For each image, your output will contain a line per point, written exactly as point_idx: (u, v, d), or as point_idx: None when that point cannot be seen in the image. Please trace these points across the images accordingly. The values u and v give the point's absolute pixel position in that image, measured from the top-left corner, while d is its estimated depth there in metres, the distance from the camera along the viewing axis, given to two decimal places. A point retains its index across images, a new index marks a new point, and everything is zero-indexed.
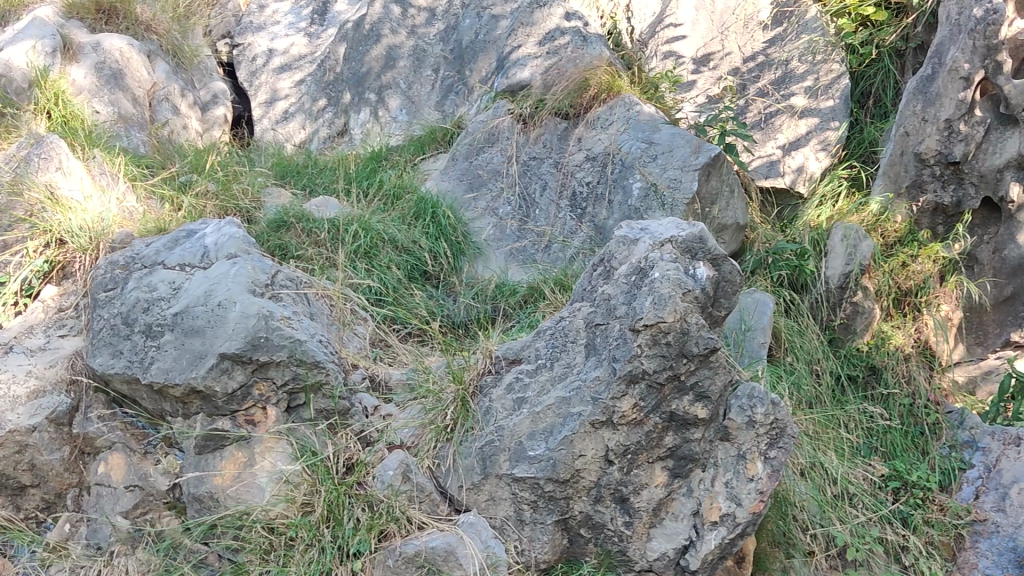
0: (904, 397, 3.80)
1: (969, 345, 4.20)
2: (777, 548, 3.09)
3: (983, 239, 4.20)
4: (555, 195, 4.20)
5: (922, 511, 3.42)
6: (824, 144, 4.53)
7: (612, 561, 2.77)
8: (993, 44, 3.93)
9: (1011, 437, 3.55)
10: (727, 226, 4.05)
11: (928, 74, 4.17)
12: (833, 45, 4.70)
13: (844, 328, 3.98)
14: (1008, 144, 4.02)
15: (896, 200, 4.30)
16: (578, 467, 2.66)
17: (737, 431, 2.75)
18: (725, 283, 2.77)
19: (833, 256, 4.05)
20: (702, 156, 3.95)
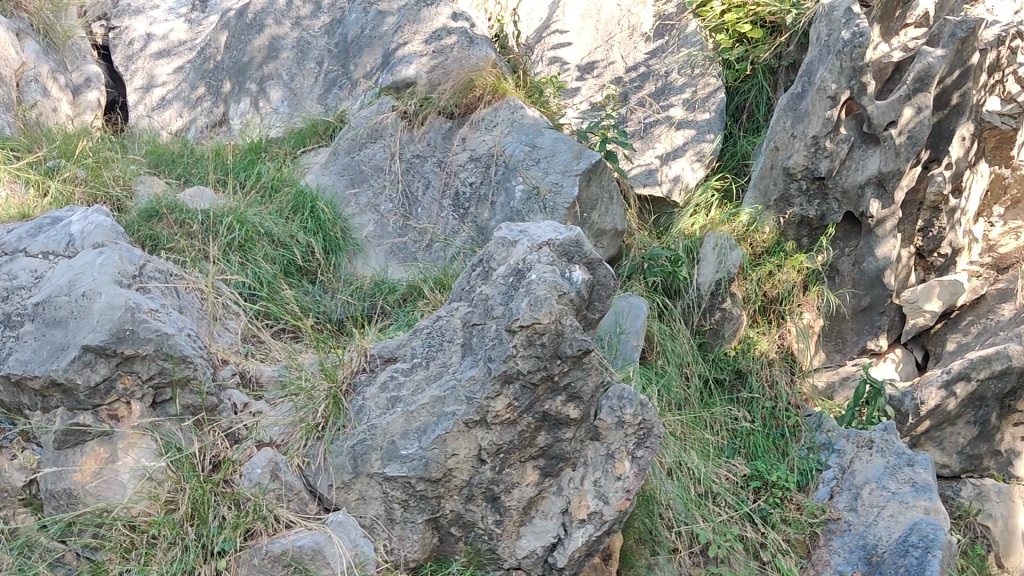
0: (766, 400, 3.96)
1: (829, 352, 4.48)
2: (643, 545, 3.20)
3: (844, 251, 4.45)
4: (437, 193, 4.21)
5: (781, 510, 3.51)
6: (699, 155, 4.67)
7: (481, 560, 2.79)
8: (858, 66, 4.14)
9: (864, 440, 3.66)
10: (606, 230, 4.11)
11: (799, 92, 4.34)
12: (711, 59, 4.88)
13: (714, 334, 4.12)
14: (870, 162, 4.22)
15: (765, 211, 4.47)
16: (450, 466, 2.67)
17: (607, 430, 2.81)
18: (600, 287, 2.84)
19: (704, 263, 4.18)
20: (583, 162, 4.02)
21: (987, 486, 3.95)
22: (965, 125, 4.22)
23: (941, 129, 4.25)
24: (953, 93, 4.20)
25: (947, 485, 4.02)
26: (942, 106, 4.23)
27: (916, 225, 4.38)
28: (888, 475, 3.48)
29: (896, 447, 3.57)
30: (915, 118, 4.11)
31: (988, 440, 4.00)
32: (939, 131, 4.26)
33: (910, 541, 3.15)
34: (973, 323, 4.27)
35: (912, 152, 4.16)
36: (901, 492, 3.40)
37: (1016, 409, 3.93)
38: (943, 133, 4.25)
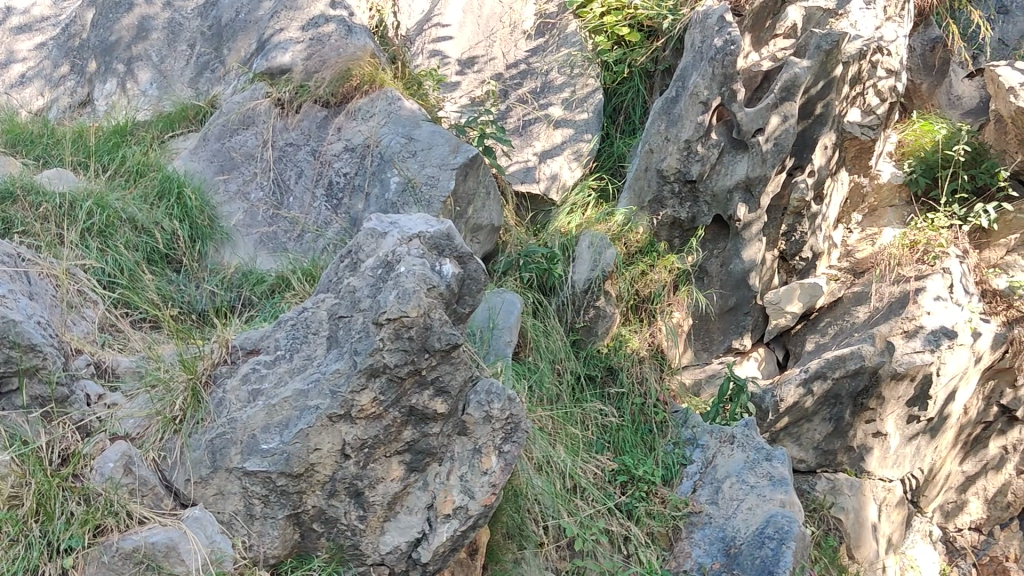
0: (636, 396, 4.01)
1: (697, 350, 4.58)
2: (510, 540, 3.20)
3: (713, 253, 4.56)
4: (310, 182, 4.14)
5: (646, 504, 3.56)
6: (577, 154, 4.72)
7: (344, 556, 2.73)
8: (729, 73, 4.24)
9: (726, 435, 3.75)
10: (482, 226, 4.11)
11: (673, 96, 4.42)
12: (590, 60, 4.95)
13: (588, 331, 4.14)
14: (739, 167, 4.34)
15: (640, 212, 4.53)
16: (313, 461, 2.59)
17: (474, 426, 2.80)
18: (470, 281, 2.80)
19: (579, 262, 4.23)
20: (460, 156, 4.00)
21: (840, 481, 4.12)
22: (827, 134, 4.42)
23: (805, 138, 4.42)
24: (817, 104, 4.38)
25: (803, 480, 4.18)
26: (806, 115, 4.40)
27: (781, 230, 4.52)
28: (748, 469, 3.56)
29: (755, 442, 3.65)
30: (782, 126, 4.26)
31: (843, 436, 4.16)
32: (803, 141, 4.42)
33: (766, 533, 3.22)
34: (830, 324, 4.44)
35: (778, 159, 4.29)
36: (760, 486, 3.48)
37: (868, 407, 4.09)
38: (807, 142, 4.42)
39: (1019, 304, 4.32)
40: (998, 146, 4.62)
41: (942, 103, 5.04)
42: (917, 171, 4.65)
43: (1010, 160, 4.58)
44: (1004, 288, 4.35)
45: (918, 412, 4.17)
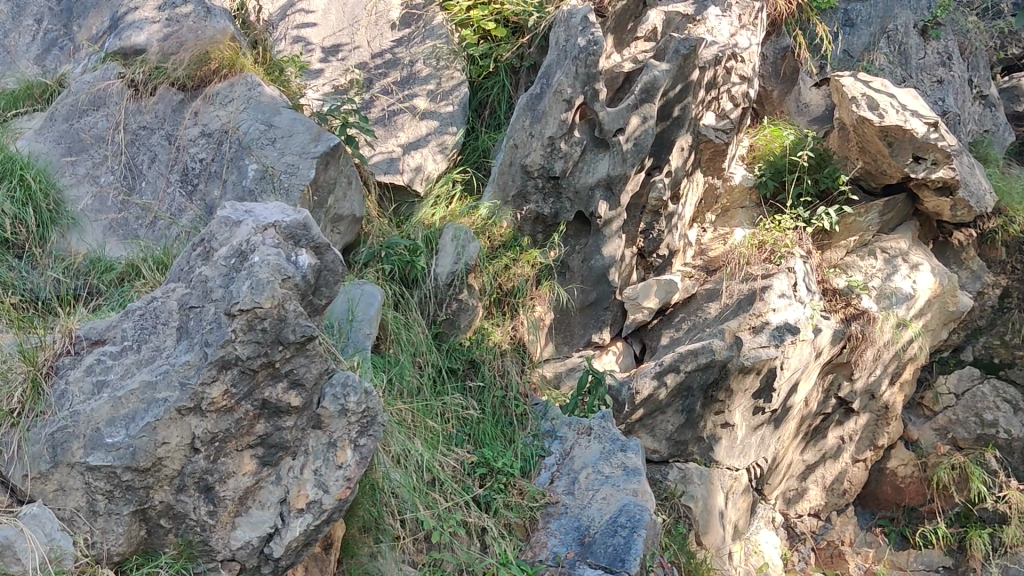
0: (497, 389, 4.00)
1: (558, 344, 4.56)
2: (367, 534, 3.13)
3: (575, 249, 4.59)
4: (165, 168, 4.02)
5: (504, 495, 3.53)
6: (442, 147, 4.73)
7: (193, 552, 2.64)
8: (591, 72, 4.32)
9: (584, 427, 3.80)
10: (342, 216, 4.06)
11: (537, 92, 4.46)
12: (455, 53, 4.96)
13: (450, 324, 4.11)
14: (600, 165, 4.43)
15: (503, 207, 4.52)
16: (160, 455, 2.51)
17: (329, 419, 2.75)
18: (327, 272, 2.76)
19: (442, 254, 4.17)
20: (320, 145, 3.94)
21: (690, 470, 4.27)
22: (684, 137, 4.58)
23: (663, 139, 4.56)
24: (675, 106, 4.52)
25: (655, 469, 4.29)
26: (665, 117, 4.54)
27: (639, 228, 4.61)
28: (604, 460, 3.60)
29: (610, 433, 3.72)
30: (640, 126, 4.38)
31: (694, 427, 4.30)
32: (661, 141, 4.55)
33: (619, 522, 3.24)
34: (684, 320, 4.57)
35: (637, 159, 4.41)
36: (613, 476, 3.52)
37: (717, 399, 4.26)
38: (665, 143, 4.55)
39: (856, 302, 4.59)
40: (840, 153, 4.89)
41: (791, 110, 5.30)
42: (766, 174, 4.88)
43: (851, 166, 4.86)
44: (844, 287, 4.63)
45: (763, 404, 4.36)
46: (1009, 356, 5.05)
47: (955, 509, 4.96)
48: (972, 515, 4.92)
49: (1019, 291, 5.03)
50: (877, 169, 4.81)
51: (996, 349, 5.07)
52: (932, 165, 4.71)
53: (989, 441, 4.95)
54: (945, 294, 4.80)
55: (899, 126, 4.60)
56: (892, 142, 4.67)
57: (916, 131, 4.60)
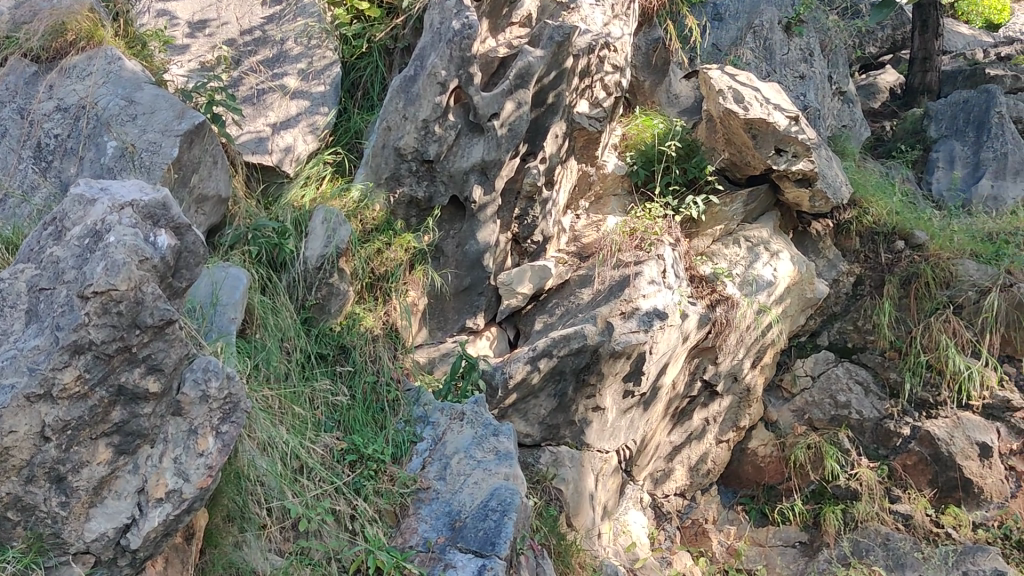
0: (369, 374, 3.91)
1: (432, 329, 4.50)
2: (231, 523, 3.05)
3: (449, 233, 4.57)
4: (16, 143, 3.82)
5: (374, 482, 3.44)
6: (312, 127, 4.62)
7: (43, 545, 2.50)
8: (466, 57, 4.30)
9: (456, 412, 3.71)
10: (208, 197, 3.92)
11: (411, 75, 4.39)
12: (327, 32, 4.85)
13: (320, 308, 4.02)
14: (474, 149, 4.42)
15: (376, 189, 4.45)
16: (7, 444, 2.34)
17: (190, 406, 2.67)
18: (187, 254, 2.68)
19: (312, 237, 4.09)
20: (185, 122, 3.78)
21: (562, 453, 4.27)
22: (559, 124, 4.63)
23: (538, 125, 4.61)
24: (550, 93, 4.58)
25: (528, 453, 4.27)
26: (540, 103, 4.59)
27: (513, 213, 4.63)
28: (475, 445, 3.54)
29: (483, 419, 3.65)
30: (515, 112, 4.41)
31: (566, 411, 4.31)
32: (537, 128, 4.60)
33: (490, 506, 3.22)
34: (557, 304, 4.57)
35: (511, 144, 4.43)
36: (486, 460, 3.46)
37: (589, 382, 4.26)
38: (540, 129, 4.61)
39: (721, 289, 4.74)
40: (707, 143, 5.05)
41: (662, 101, 5.41)
42: (637, 163, 4.97)
43: (717, 157, 5.03)
44: (709, 275, 4.77)
45: (633, 388, 4.40)
46: (861, 340, 5.28)
47: (811, 486, 5.11)
48: (827, 492, 5.08)
49: (871, 278, 5.32)
50: (742, 160, 4.98)
51: (850, 333, 5.31)
52: (793, 158, 4.88)
53: (842, 422, 5.15)
54: (803, 282, 5.02)
55: (762, 119, 4.75)
56: (756, 135, 4.81)
57: (778, 124, 4.76)
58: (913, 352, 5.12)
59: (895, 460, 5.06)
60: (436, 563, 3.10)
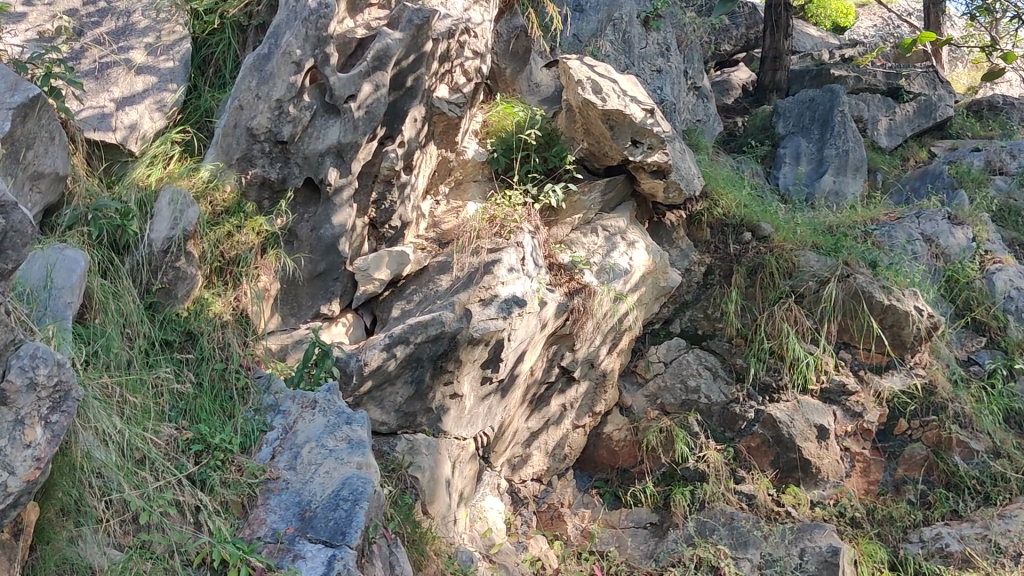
0: (217, 362, 3.78)
1: (284, 315, 4.35)
2: (65, 517, 2.91)
3: (304, 216, 4.45)
4: None
5: (221, 472, 3.32)
6: (160, 104, 4.45)
7: None
8: (322, 36, 4.27)
9: (308, 400, 3.63)
10: (43, 173, 3.71)
11: (265, 53, 4.30)
12: (177, 6, 4.72)
13: (166, 293, 3.86)
14: (330, 131, 4.35)
15: (227, 170, 4.29)
16: None
17: (15, 395, 2.51)
18: (13, 233, 2.53)
19: (157, 219, 3.95)
20: (18, 95, 3.58)
21: (418, 441, 4.20)
22: (417, 108, 4.63)
23: (396, 109, 4.61)
24: (408, 77, 4.59)
25: (383, 441, 4.17)
26: (398, 87, 4.60)
27: (370, 197, 4.56)
28: (327, 434, 3.47)
29: (336, 407, 3.60)
30: (373, 94, 4.39)
31: (422, 398, 4.25)
32: (395, 111, 4.60)
33: (341, 495, 3.16)
34: (415, 291, 4.48)
35: (369, 127, 4.40)
36: (338, 450, 3.40)
37: (446, 369, 4.23)
38: (398, 113, 4.60)
39: (579, 277, 4.81)
40: (567, 133, 5.12)
41: (523, 89, 5.45)
42: (498, 151, 5.00)
43: (576, 146, 5.11)
44: (568, 263, 4.84)
45: (490, 374, 4.40)
46: (710, 327, 5.49)
47: (661, 469, 5.19)
48: (677, 474, 5.15)
49: (720, 268, 5.56)
50: (600, 151, 5.07)
51: (700, 321, 5.51)
52: (648, 150, 5.01)
53: (692, 406, 5.27)
54: (657, 271, 5.16)
55: (619, 111, 4.86)
56: (613, 126, 4.92)
57: (634, 116, 4.90)
58: (758, 339, 5.34)
59: (740, 443, 5.18)
60: (285, 554, 3.01)
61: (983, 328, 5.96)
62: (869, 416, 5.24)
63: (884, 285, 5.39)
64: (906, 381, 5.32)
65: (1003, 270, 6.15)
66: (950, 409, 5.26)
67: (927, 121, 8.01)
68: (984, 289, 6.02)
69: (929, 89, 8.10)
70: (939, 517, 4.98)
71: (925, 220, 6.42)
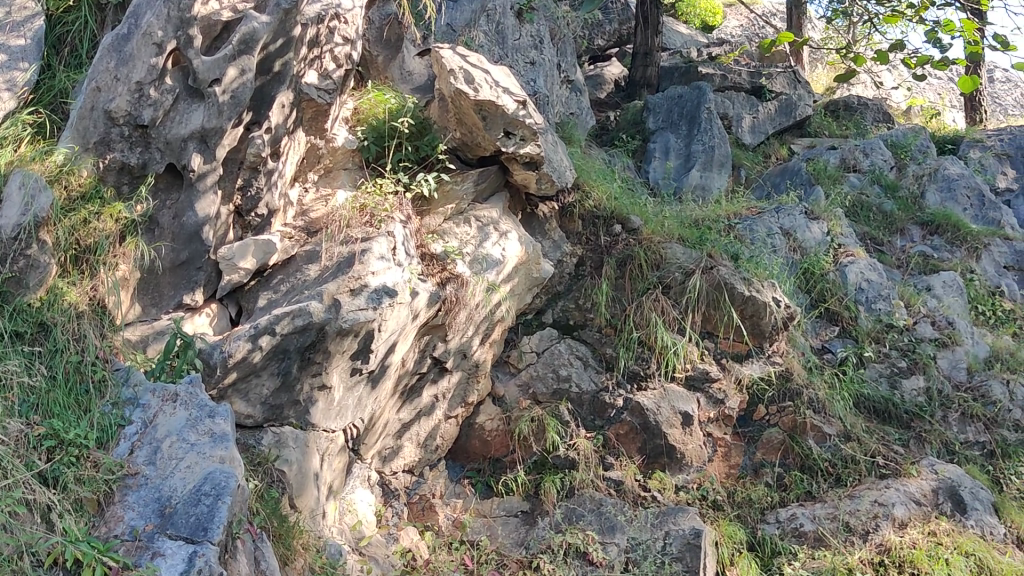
0: (72, 354, 3.61)
1: (145, 306, 4.17)
2: None
3: (165, 204, 4.29)
4: None
5: (75, 469, 3.18)
6: (9, 84, 4.22)
7: None
8: (185, 18, 4.14)
9: (169, 393, 3.52)
10: None
11: (124, 33, 4.08)
12: None
13: (17, 282, 3.67)
14: (194, 115, 4.23)
15: (83, 154, 4.10)
16: None
17: None
18: None
19: (6, 204, 3.76)
20: None
21: (285, 434, 4.12)
22: (284, 93, 4.57)
23: (263, 94, 4.52)
24: (275, 61, 4.52)
25: (249, 435, 4.06)
26: (265, 71, 4.51)
27: (235, 184, 4.47)
28: (189, 427, 3.38)
29: (198, 399, 3.50)
30: (238, 79, 4.29)
31: (290, 390, 4.17)
32: (262, 96, 4.52)
33: (203, 490, 3.09)
34: (282, 281, 4.40)
35: (234, 112, 4.32)
36: (200, 443, 3.31)
37: (314, 361, 4.17)
38: (265, 98, 4.52)
39: (451, 267, 4.81)
40: (439, 122, 5.13)
41: (395, 77, 5.41)
42: (369, 139, 4.97)
43: (448, 136, 5.11)
44: (440, 253, 4.84)
45: (360, 365, 4.35)
46: (581, 318, 5.60)
47: (533, 458, 5.16)
48: (548, 462, 5.14)
49: (592, 259, 5.71)
50: (473, 141, 5.09)
51: (572, 311, 5.61)
52: (520, 141, 5.07)
53: (563, 396, 5.32)
54: (530, 262, 5.21)
55: (491, 101, 4.87)
56: (485, 116, 4.93)
57: (507, 107, 4.92)
58: (626, 328, 5.48)
59: (609, 430, 5.24)
60: (143, 551, 2.91)
61: (836, 317, 6.26)
62: (730, 402, 5.43)
63: (744, 278, 5.63)
64: (763, 369, 5.57)
65: (855, 262, 6.56)
66: (805, 396, 5.50)
67: (788, 119, 8.35)
68: (837, 280, 6.37)
69: (789, 88, 8.43)
70: (794, 498, 5.18)
71: (784, 214, 6.66)
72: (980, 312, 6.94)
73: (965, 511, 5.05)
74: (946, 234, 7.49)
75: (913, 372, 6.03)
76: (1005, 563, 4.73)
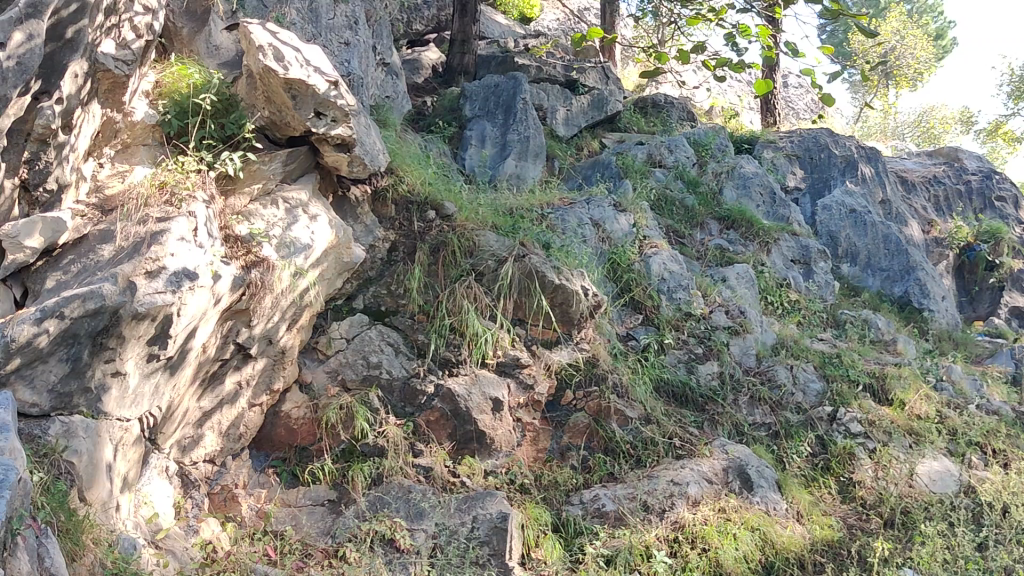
0: None
1: None
2: None
3: None
4: None
5: None
6: None
7: None
8: None
9: None
10: None
11: None
12: None
13: None
14: None
15: None
16: None
17: None
18: None
19: None
20: None
21: (74, 423, 3.85)
22: (77, 62, 4.34)
23: (53, 61, 4.23)
24: (68, 28, 4.26)
25: (34, 423, 3.76)
26: (56, 38, 4.23)
27: (22, 157, 4.15)
28: None
29: None
30: (25, 45, 4.00)
31: (80, 377, 3.92)
32: (51, 64, 4.22)
33: None
34: (73, 261, 4.17)
35: (19, 80, 4.00)
36: None
37: (106, 346, 3.96)
38: (55, 66, 4.23)
39: (256, 249, 4.66)
40: (247, 100, 4.97)
41: (200, 51, 5.22)
42: (171, 113, 4.77)
43: (256, 114, 4.98)
44: (245, 235, 4.67)
45: (158, 351, 4.16)
46: (393, 304, 5.57)
47: (341, 446, 5.10)
48: (356, 451, 5.09)
49: (405, 245, 5.71)
50: (281, 120, 4.99)
51: (384, 298, 5.57)
52: (331, 122, 5.01)
53: (373, 382, 5.27)
54: (340, 246, 5.15)
55: (302, 80, 4.78)
56: (296, 95, 4.84)
57: (317, 87, 4.85)
58: (438, 315, 5.52)
59: (420, 417, 5.24)
60: None
61: (639, 306, 6.52)
62: (540, 387, 5.55)
63: (555, 266, 5.84)
64: (571, 355, 5.74)
65: (658, 254, 6.88)
66: (609, 380, 5.74)
67: (600, 113, 8.59)
68: (641, 270, 6.65)
69: (601, 84, 8.74)
70: (597, 479, 5.37)
71: (594, 206, 6.92)
72: (769, 302, 7.42)
73: (751, 488, 5.40)
74: (740, 229, 7.96)
75: (708, 358, 6.39)
76: (785, 537, 5.08)
